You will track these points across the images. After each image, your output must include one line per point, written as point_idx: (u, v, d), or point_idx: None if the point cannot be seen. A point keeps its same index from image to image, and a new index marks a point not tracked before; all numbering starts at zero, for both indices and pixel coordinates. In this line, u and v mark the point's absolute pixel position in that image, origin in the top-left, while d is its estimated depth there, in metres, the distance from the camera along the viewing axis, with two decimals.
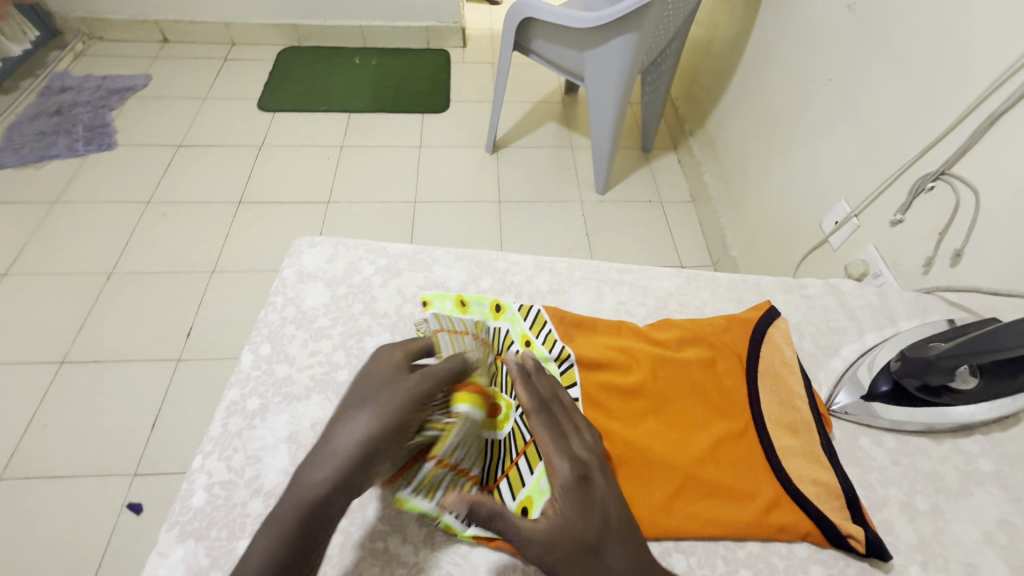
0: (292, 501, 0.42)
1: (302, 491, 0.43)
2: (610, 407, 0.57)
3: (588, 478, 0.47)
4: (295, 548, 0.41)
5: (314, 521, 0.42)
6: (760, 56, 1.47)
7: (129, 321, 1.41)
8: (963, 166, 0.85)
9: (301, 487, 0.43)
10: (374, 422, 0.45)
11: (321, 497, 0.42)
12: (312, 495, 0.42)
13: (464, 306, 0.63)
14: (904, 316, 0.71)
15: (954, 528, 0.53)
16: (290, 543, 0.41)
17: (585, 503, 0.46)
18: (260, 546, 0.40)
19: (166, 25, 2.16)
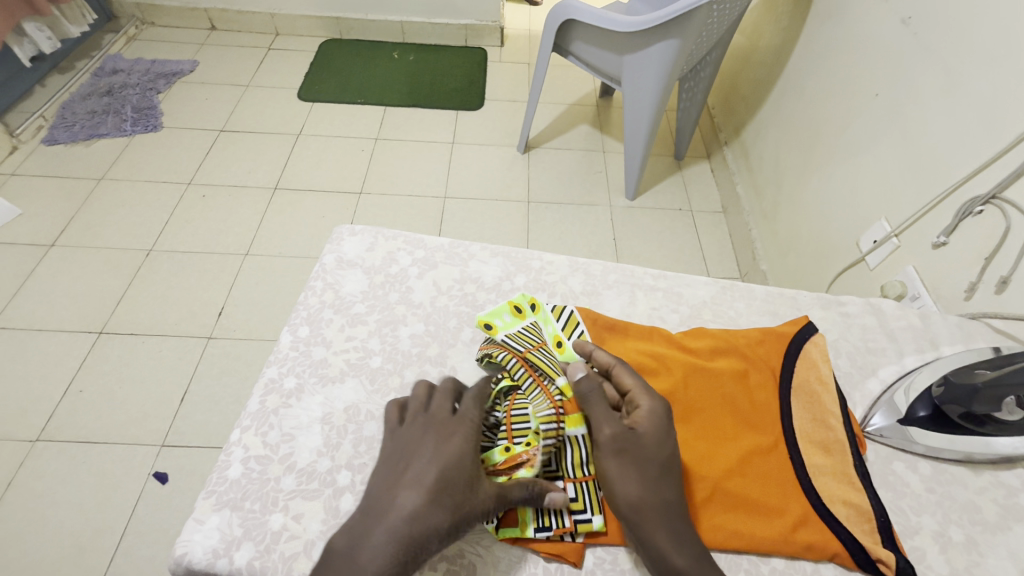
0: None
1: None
2: None
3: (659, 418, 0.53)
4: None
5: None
6: (803, 69, 1.44)
7: (165, 298, 1.45)
8: (1016, 191, 0.82)
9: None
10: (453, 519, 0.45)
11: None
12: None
13: (521, 313, 0.63)
14: (947, 340, 0.69)
15: (989, 562, 0.51)
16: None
17: (666, 432, 0.50)
18: None
19: (215, 14, 2.23)
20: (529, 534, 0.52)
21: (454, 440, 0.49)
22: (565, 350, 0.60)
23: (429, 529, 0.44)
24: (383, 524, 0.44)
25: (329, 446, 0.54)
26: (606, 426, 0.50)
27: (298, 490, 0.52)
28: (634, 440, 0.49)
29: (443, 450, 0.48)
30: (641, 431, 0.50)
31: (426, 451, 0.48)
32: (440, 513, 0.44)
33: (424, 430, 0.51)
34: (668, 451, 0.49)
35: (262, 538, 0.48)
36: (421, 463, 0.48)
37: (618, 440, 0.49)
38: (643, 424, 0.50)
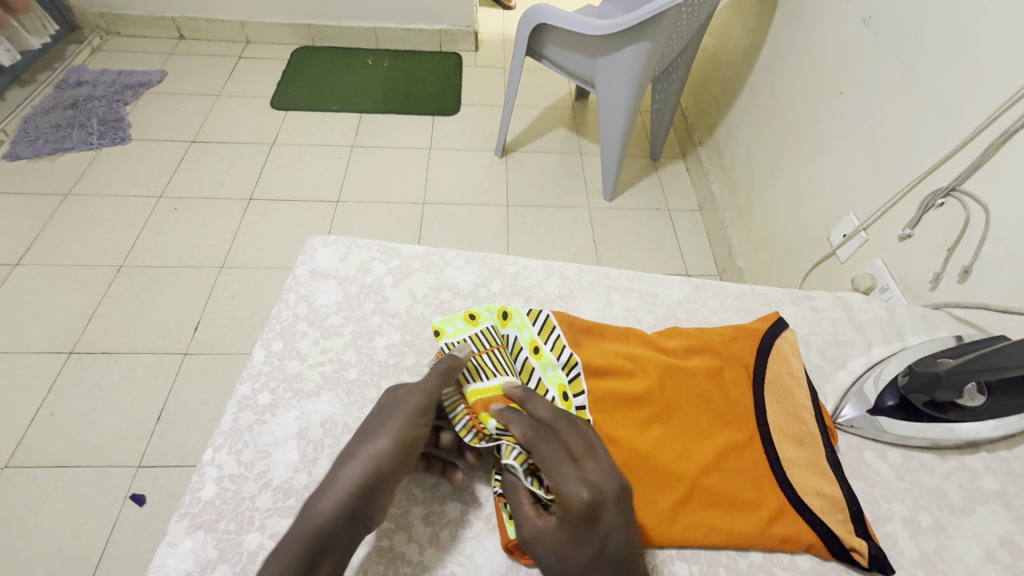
0: (301, 529, 0.44)
1: (313, 515, 0.45)
2: (613, 414, 0.57)
3: (600, 509, 0.45)
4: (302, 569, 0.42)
5: (325, 548, 0.44)
6: (771, 70, 1.47)
7: (138, 315, 1.42)
8: (975, 183, 0.85)
9: (314, 512, 0.45)
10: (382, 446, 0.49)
11: (338, 521, 0.45)
12: (322, 521, 0.45)
13: (475, 320, 0.62)
14: (913, 331, 0.70)
15: (956, 545, 0.53)
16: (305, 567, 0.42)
17: (582, 536, 0.45)
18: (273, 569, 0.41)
19: (182, 22, 2.19)
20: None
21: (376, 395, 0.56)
22: (542, 356, 0.61)
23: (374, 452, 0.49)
24: (334, 470, 0.49)
25: (305, 462, 0.54)
26: (524, 531, 0.48)
27: (274, 507, 0.51)
28: (550, 550, 0.46)
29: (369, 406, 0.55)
30: (556, 538, 0.46)
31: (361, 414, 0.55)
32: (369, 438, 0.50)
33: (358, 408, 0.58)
34: (585, 559, 0.45)
35: (238, 558, 0.47)
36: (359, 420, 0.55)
37: (538, 550, 0.47)
38: (561, 538, 0.46)
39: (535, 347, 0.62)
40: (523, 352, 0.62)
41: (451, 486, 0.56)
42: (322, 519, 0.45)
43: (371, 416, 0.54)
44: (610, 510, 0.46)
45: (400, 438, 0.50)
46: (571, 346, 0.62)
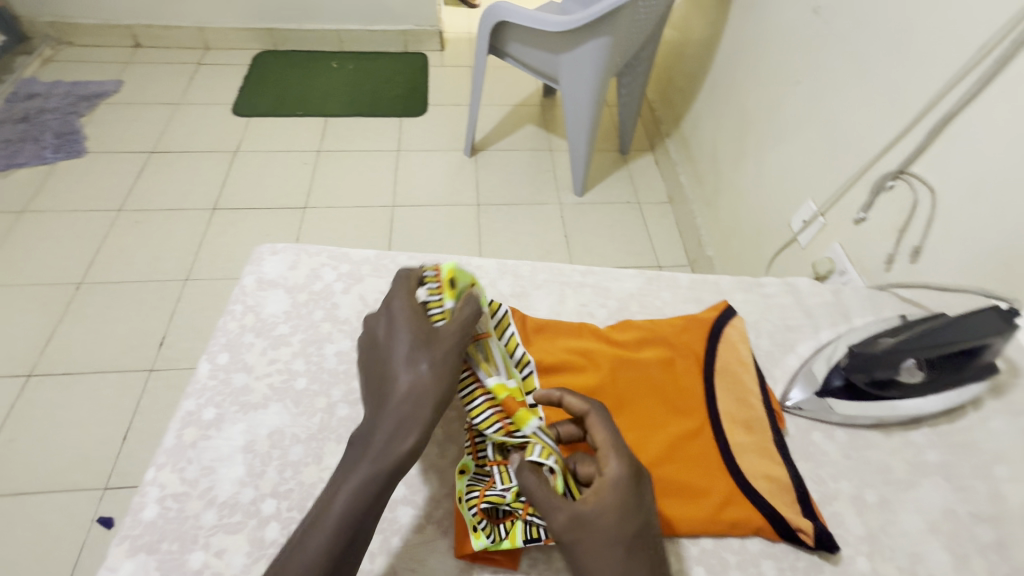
0: (384, 464, 0.45)
1: (391, 450, 0.45)
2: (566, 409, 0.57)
3: (641, 479, 0.48)
4: (373, 505, 0.44)
5: (391, 483, 0.45)
6: (731, 61, 1.49)
7: (99, 333, 1.38)
8: (921, 165, 0.87)
9: (393, 449, 0.45)
10: (439, 378, 0.49)
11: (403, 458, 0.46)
12: (401, 456, 0.45)
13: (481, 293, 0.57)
14: (859, 312, 0.72)
15: (901, 519, 0.54)
16: (376, 503, 0.44)
17: (631, 505, 0.46)
18: (358, 502, 0.43)
19: (138, 30, 2.13)
20: (519, 545, 0.49)
21: (400, 313, 0.53)
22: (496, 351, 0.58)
23: (420, 388, 0.48)
24: (382, 404, 0.48)
25: (252, 475, 0.52)
26: (558, 513, 0.45)
27: (219, 524, 0.50)
28: (594, 523, 0.45)
29: (394, 327, 0.52)
30: (599, 510, 0.46)
31: (397, 334, 0.51)
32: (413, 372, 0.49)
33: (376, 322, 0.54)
34: (632, 530, 0.45)
35: None
36: (386, 342, 0.52)
37: (575, 530, 0.45)
38: (603, 502, 0.46)
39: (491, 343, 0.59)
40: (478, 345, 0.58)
41: (402, 491, 0.55)
42: (385, 458, 0.45)
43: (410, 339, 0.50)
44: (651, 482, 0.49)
45: (446, 371, 0.49)
46: (523, 343, 0.61)
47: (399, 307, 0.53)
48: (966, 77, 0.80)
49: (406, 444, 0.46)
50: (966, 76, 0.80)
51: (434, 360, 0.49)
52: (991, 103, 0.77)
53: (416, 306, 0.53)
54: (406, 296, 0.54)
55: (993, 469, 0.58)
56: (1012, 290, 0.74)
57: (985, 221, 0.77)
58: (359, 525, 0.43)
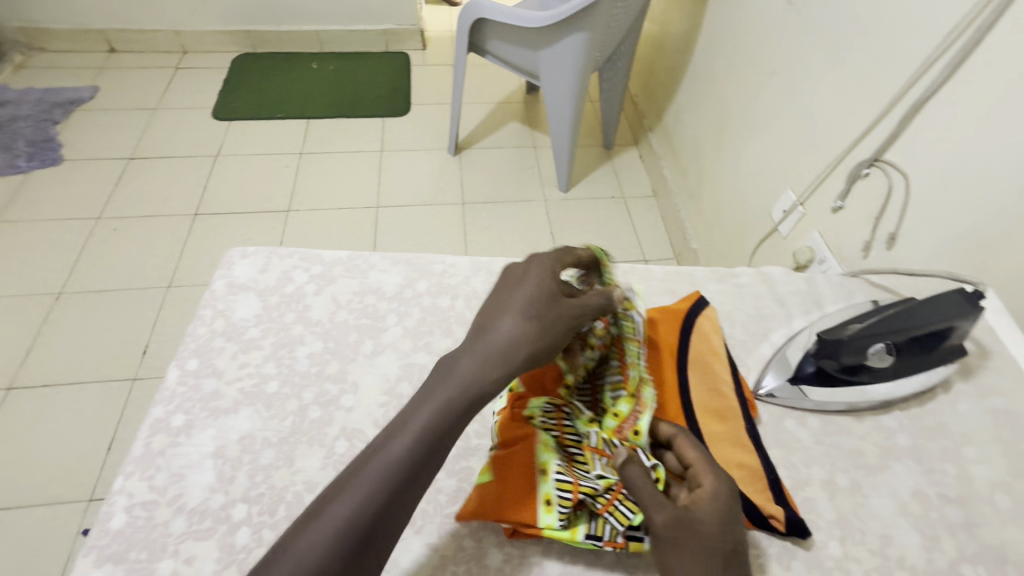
0: (458, 391, 0.45)
1: (468, 379, 0.46)
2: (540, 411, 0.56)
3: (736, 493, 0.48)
4: (439, 434, 0.44)
5: (460, 420, 0.45)
6: (709, 53, 1.49)
7: (79, 343, 1.36)
8: (894, 152, 0.88)
9: (472, 379, 0.46)
10: (535, 330, 0.48)
11: (477, 399, 0.46)
12: (476, 390, 0.46)
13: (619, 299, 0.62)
14: (831, 300, 0.73)
15: (872, 502, 0.55)
16: (439, 435, 0.44)
17: (729, 515, 0.46)
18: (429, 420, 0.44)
19: (113, 35, 2.10)
20: (577, 540, 0.49)
21: (533, 267, 0.53)
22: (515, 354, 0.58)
23: (516, 335, 0.48)
24: (477, 340, 0.49)
25: (222, 481, 0.52)
26: (659, 512, 0.46)
27: (188, 531, 0.49)
28: (695, 527, 0.45)
29: (523, 275, 0.52)
30: (701, 516, 0.46)
31: (516, 281, 0.52)
32: (515, 319, 0.49)
33: (514, 269, 0.55)
34: (728, 538, 0.45)
35: None
36: (508, 288, 0.52)
37: (676, 527, 0.45)
38: (703, 509, 0.46)
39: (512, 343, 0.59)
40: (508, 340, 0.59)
41: None
42: (464, 388, 0.46)
43: (526, 289, 0.51)
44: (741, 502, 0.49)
45: (547, 328, 0.49)
46: None
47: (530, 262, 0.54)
48: (934, 63, 0.80)
49: (486, 382, 0.46)
50: (934, 62, 0.80)
51: (539, 316, 0.49)
52: (959, 88, 0.77)
53: (555, 264, 0.53)
54: (552, 255, 0.55)
55: (962, 450, 0.59)
56: (983, 274, 0.75)
57: (956, 205, 0.78)
58: (423, 443, 0.43)
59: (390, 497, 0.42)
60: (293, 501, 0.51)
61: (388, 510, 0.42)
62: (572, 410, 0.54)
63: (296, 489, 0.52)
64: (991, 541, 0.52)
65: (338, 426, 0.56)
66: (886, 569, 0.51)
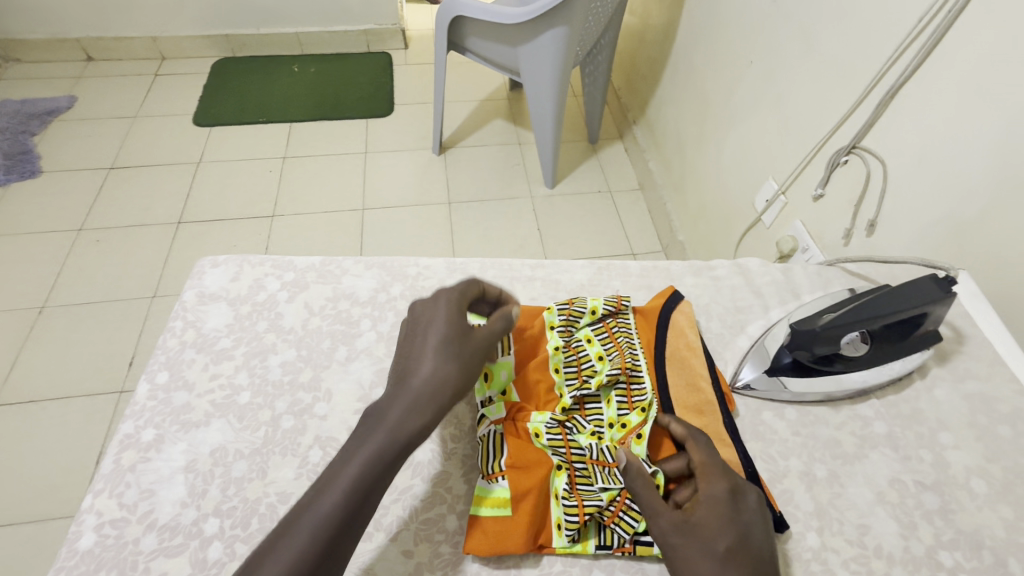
0: (387, 437, 0.44)
1: (395, 427, 0.45)
2: (519, 428, 0.56)
3: (740, 497, 0.48)
4: (375, 483, 0.43)
5: (394, 465, 0.44)
6: (689, 44, 1.49)
7: (64, 357, 1.34)
8: (870, 139, 0.88)
9: (399, 425, 0.45)
10: (455, 370, 0.48)
11: (411, 441, 0.45)
12: (405, 435, 0.45)
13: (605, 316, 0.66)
14: (808, 290, 0.73)
15: (849, 492, 0.55)
16: (375, 484, 0.43)
17: (728, 518, 0.46)
18: (359, 471, 0.43)
19: (89, 43, 2.06)
20: (590, 550, 0.50)
21: (439, 304, 0.53)
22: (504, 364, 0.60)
23: (438, 378, 0.47)
24: (397, 387, 0.48)
25: (194, 495, 0.51)
26: (659, 516, 0.47)
27: (160, 548, 0.48)
28: (697, 529, 0.46)
29: (430, 315, 0.52)
30: (699, 519, 0.47)
31: (427, 322, 0.52)
32: (433, 361, 0.48)
33: (418, 309, 0.54)
34: (732, 537, 0.45)
35: None
36: (418, 329, 0.52)
37: (675, 530, 0.46)
38: (700, 513, 0.47)
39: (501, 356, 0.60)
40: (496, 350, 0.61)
41: None
42: (395, 434, 0.45)
43: (438, 328, 0.51)
44: (752, 500, 0.49)
45: (466, 366, 0.49)
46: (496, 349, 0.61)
47: (439, 300, 0.54)
48: (907, 49, 0.80)
49: (415, 425, 0.45)
50: (907, 48, 0.80)
51: (458, 355, 0.49)
52: (931, 73, 0.77)
53: (458, 299, 0.54)
54: (453, 287, 0.55)
55: (939, 437, 0.59)
56: (958, 259, 0.76)
57: (932, 190, 0.78)
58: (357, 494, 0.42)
59: (326, 553, 0.40)
60: (266, 513, 0.51)
61: (327, 565, 0.40)
62: (574, 425, 0.57)
63: (269, 501, 0.51)
64: (966, 527, 0.53)
65: (311, 435, 0.56)
66: (864, 559, 0.51)
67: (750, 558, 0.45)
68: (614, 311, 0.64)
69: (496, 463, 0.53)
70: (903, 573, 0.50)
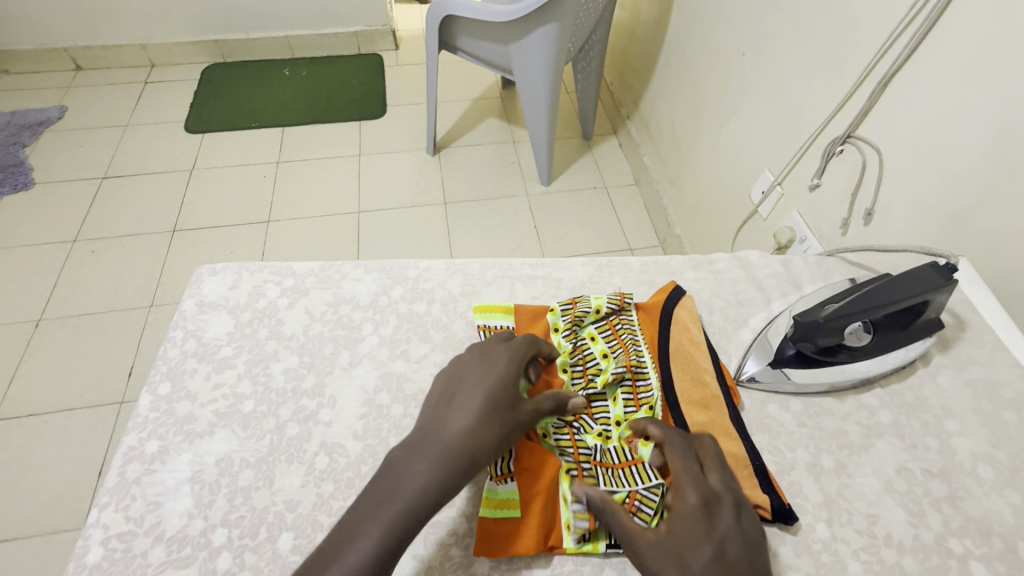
0: (418, 496, 0.43)
1: (427, 487, 0.44)
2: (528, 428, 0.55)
3: (714, 509, 0.47)
4: (399, 545, 0.42)
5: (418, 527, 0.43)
6: (680, 38, 1.49)
7: (62, 370, 1.33)
8: (866, 128, 0.88)
9: (431, 484, 0.44)
10: (497, 433, 0.48)
11: (439, 501, 0.44)
12: (436, 495, 0.44)
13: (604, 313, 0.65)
14: (809, 281, 0.73)
15: (857, 482, 0.55)
16: (394, 551, 0.42)
17: (701, 535, 0.45)
18: (385, 529, 0.42)
19: (77, 52, 2.05)
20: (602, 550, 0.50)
21: (494, 361, 0.52)
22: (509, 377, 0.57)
23: (479, 440, 0.47)
24: (428, 442, 0.46)
25: (200, 506, 0.51)
26: (637, 543, 0.47)
27: (168, 560, 0.48)
28: (670, 550, 0.45)
29: (481, 370, 0.51)
30: (671, 540, 0.46)
31: (476, 375, 0.51)
32: (471, 419, 0.47)
33: (466, 359, 0.53)
34: (705, 553, 0.44)
35: None
36: (461, 383, 0.51)
37: (648, 553, 0.46)
38: (673, 533, 0.46)
39: None
40: None
41: None
42: (426, 493, 0.44)
43: (486, 384, 0.50)
44: (728, 510, 0.47)
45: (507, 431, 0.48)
46: None
47: (492, 355, 0.53)
48: (899, 37, 0.80)
49: (446, 486, 0.44)
50: (899, 36, 0.80)
51: (503, 420, 0.48)
52: (924, 61, 0.77)
53: (516, 360, 0.53)
54: (515, 346, 0.54)
55: (944, 424, 0.59)
56: (957, 245, 0.76)
57: (929, 178, 0.78)
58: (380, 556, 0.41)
59: None
60: (274, 521, 0.50)
61: None
62: (582, 424, 0.57)
63: (276, 509, 0.51)
64: (975, 514, 0.53)
65: (317, 441, 0.56)
66: (874, 549, 0.51)
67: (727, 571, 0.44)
68: (617, 309, 0.64)
69: (505, 463, 0.52)
70: (914, 562, 0.50)
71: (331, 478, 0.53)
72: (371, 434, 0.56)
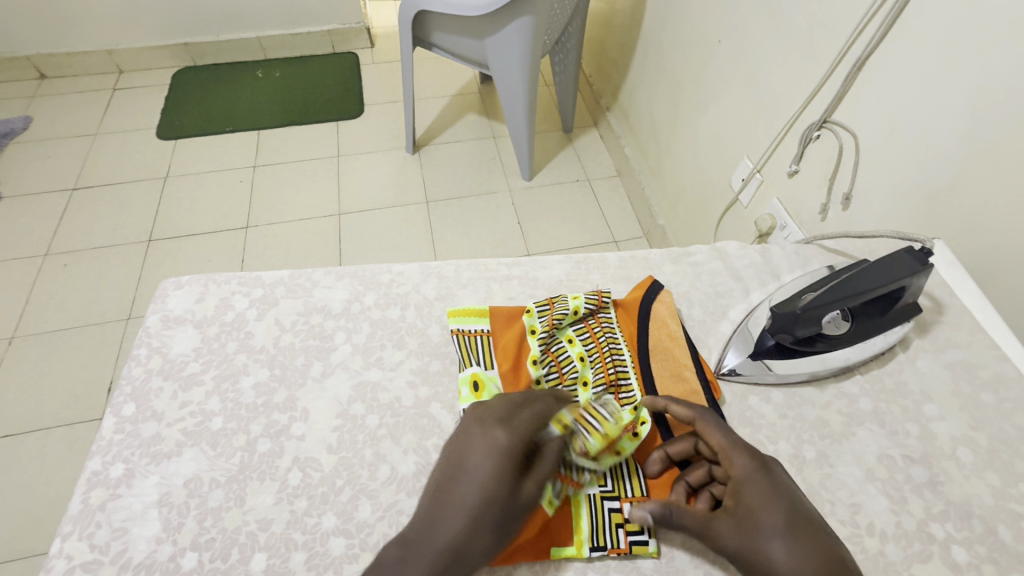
0: None
1: None
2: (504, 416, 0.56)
3: (769, 468, 0.48)
4: None
5: None
6: (656, 28, 1.47)
7: (37, 388, 1.30)
8: (841, 113, 0.88)
9: None
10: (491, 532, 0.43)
11: None
12: None
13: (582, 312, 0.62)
14: (787, 270, 0.72)
15: (839, 471, 0.55)
16: None
17: (772, 492, 0.46)
18: None
19: (40, 60, 1.98)
20: (585, 553, 0.50)
21: (490, 442, 0.46)
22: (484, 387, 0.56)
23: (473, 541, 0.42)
24: (422, 542, 0.42)
25: (169, 530, 0.49)
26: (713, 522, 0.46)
27: None
28: (748, 516, 0.45)
29: (473, 454, 0.45)
30: (747, 506, 0.45)
31: (469, 462, 0.45)
32: (464, 518, 0.43)
33: (462, 437, 0.47)
34: (782, 509, 0.45)
35: None
36: (457, 466, 0.45)
37: (727, 528, 0.45)
38: (745, 499, 0.46)
39: (477, 380, 0.57)
40: (472, 366, 0.58)
41: (334, 520, 0.50)
42: None
43: (479, 473, 0.44)
44: (779, 467, 0.49)
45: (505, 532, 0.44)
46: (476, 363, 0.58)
47: (487, 432, 0.46)
48: (872, 19, 0.79)
49: None
50: (872, 18, 0.79)
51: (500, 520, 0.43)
52: (897, 43, 0.77)
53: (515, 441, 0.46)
54: (517, 424, 0.47)
55: (924, 409, 0.59)
56: (932, 229, 0.76)
57: (904, 161, 0.78)
58: None
59: None
60: (247, 542, 0.49)
61: None
62: None
63: (249, 529, 0.50)
64: (956, 498, 0.53)
65: (289, 456, 0.54)
66: (857, 538, 0.51)
67: (804, 523, 0.44)
68: (596, 308, 0.63)
69: None
70: (897, 550, 0.50)
71: (305, 494, 0.52)
72: (345, 447, 0.55)
